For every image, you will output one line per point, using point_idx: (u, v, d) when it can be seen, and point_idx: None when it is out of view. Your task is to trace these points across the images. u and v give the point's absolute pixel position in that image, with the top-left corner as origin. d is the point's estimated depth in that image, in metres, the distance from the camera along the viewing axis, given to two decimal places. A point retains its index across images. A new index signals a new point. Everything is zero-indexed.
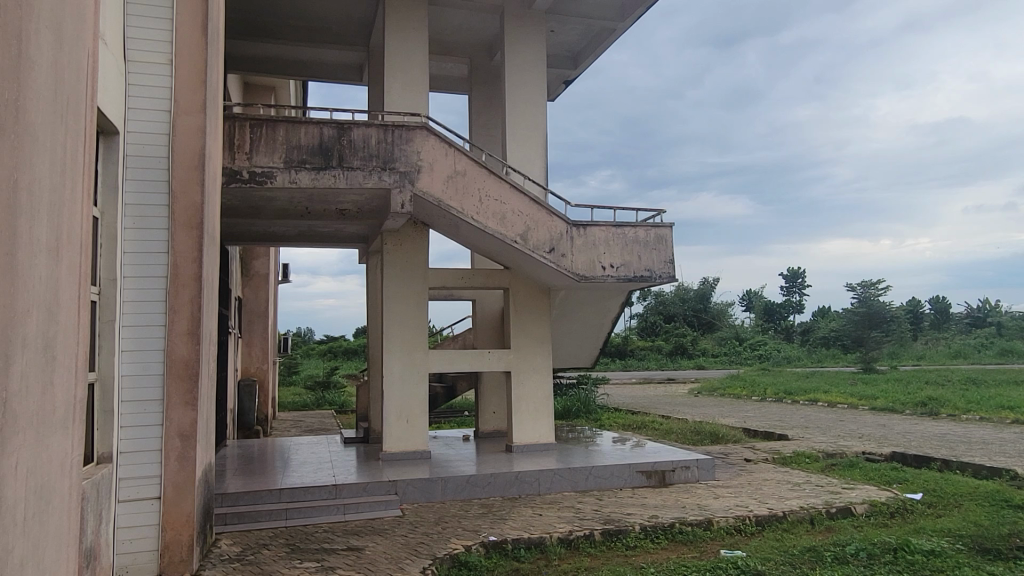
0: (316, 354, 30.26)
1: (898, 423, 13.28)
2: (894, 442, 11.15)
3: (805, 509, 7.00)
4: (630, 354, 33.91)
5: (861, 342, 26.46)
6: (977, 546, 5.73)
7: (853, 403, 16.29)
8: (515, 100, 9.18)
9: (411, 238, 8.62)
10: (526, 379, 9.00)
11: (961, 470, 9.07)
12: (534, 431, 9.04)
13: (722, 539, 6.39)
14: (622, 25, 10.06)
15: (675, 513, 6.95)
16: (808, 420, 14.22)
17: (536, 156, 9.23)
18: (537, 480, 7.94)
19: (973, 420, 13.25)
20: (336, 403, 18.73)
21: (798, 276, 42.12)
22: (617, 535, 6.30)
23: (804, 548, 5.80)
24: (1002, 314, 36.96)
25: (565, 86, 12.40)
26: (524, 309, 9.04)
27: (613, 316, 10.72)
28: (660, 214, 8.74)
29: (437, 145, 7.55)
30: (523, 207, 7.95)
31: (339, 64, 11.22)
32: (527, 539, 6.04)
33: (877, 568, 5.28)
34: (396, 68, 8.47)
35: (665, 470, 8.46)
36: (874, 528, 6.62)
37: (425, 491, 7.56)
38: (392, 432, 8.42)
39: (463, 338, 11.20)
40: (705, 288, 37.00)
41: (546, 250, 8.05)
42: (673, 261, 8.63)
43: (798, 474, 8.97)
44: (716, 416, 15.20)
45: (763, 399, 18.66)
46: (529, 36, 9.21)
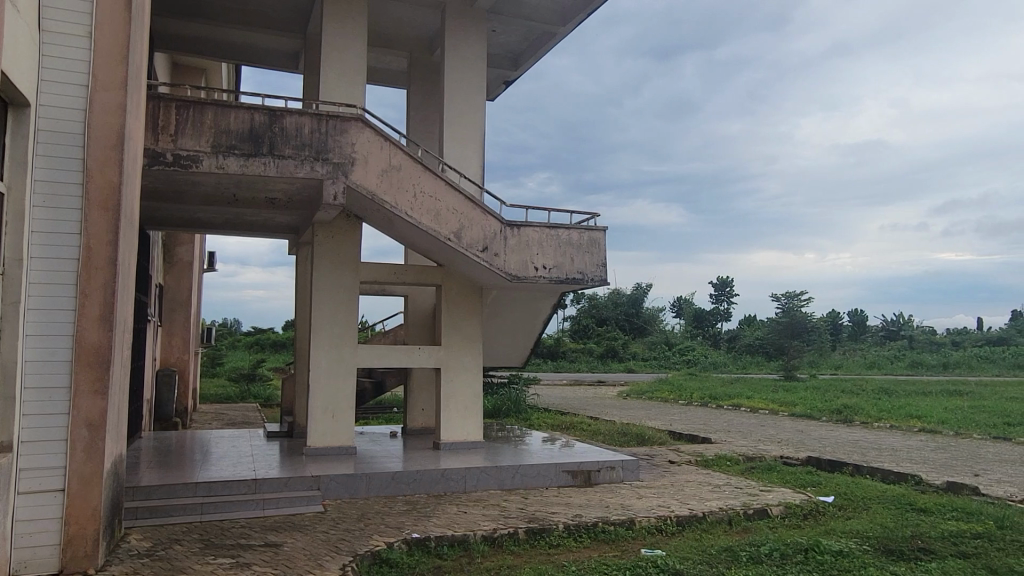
0: (242, 346, 29.47)
1: (815, 429, 13.79)
2: (811, 447, 11.57)
3: (724, 511, 7.19)
4: (562, 356, 34.17)
5: (783, 350, 27.41)
6: (882, 547, 5.98)
7: (774, 408, 16.86)
8: (454, 97, 9.12)
9: (343, 230, 8.44)
10: (456, 377, 8.95)
11: (871, 475, 9.48)
12: (462, 429, 9.00)
13: (643, 539, 6.49)
14: (563, 30, 10.15)
15: (598, 512, 7.02)
16: (731, 424, 14.62)
17: (473, 155, 9.20)
18: (463, 478, 7.91)
19: (883, 427, 13.91)
20: (261, 397, 18.25)
21: (727, 285, 43.35)
22: (540, 534, 6.32)
23: (721, 548, 5.95)
24: (914, 328, 39.00)
25: (505, 87, 12.42)
26: (457, 307, 8.99)
27: (545, 316, 10.78)
28: (594, 218, 8.84)
29: (372, 138, 7.44)
30: (457, 205, 7.91)
31: (275, 50, 10.91)
32: (450, 536, 5.99)
33: (789, 568, 5.45)
34: (333, 57, 8.30)
35: (591, 470, 8.54)
36: (787, 529, 6.85)
37: (348, 487, 7.42)
38: (316, 426, 8.24)
39: (393, 334, 11.07)
40: (638, 293, 37.72)
41: (479, 249, 8.02)
42: (605, 265, 8.74)
43: (719, 477, 9.19)
44: (643, 418, 15.49)
45: (689, 403, 19.15)
46: (470, 34, 9.17)
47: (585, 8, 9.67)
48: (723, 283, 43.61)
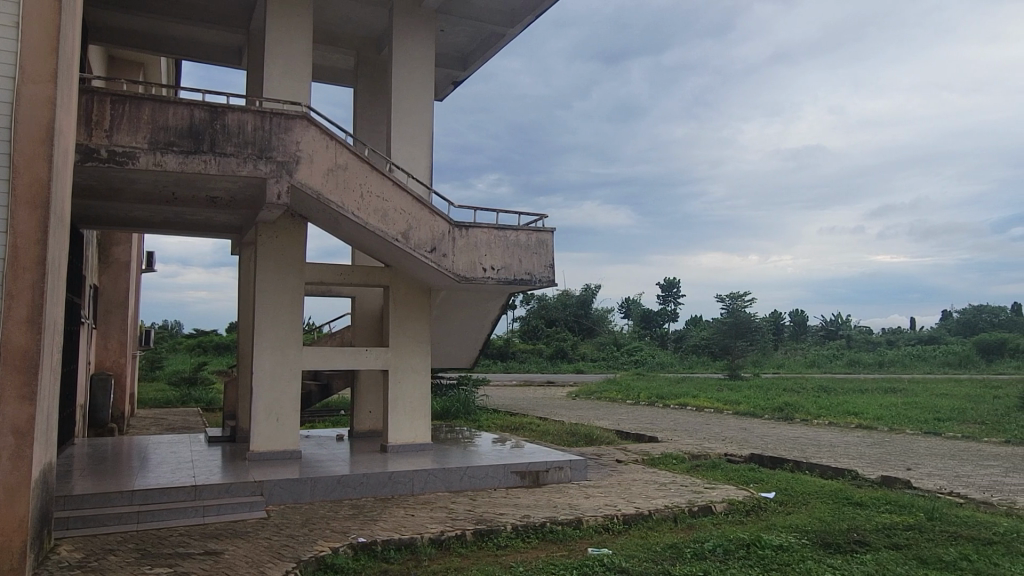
0: (183, 348, 28.66)
1: (757, 427, 14.14)
2: (753, 444, 11.86)
3: (669, 508, 7.30)
4: (512, 356, 34.23)
5: (727, 350, 28.01)
6: (820, 541, 6.16)
7: (718, 407, 17.23)
8: (402, 97, 9.04)
9: (288, 231, 8.28)
10: (404, 379, 8.86)
11: (810, 470, 9.74)
12: (409, 431, 8.92)
13: (590, 538, 6.54)
14: (512, 31, 10.18)
15: (546, 512, 7.05)
16: (677, 423, 14.85)
17: (420, 155, 9.15)
18: (411, 481, 7.84)
19: (822, 424, 14.34)
20: (203, 400, 17.79)
21: (674, 286, 44.10)
22: (488, 535, 6.31)
23: (666, 545, 6.04)
24: (852, 328, 40.34)
25: (453, 87, 12.38)
26: (404, 308, 8.91)
27: (494, 317, 10.78)
28: (542, 219, 8.88)
29: (318, 137, 7.31)
30: (405, 205, 7.84)
31: (216, 45, 10.64)
32: (397, 540, 5.94)
33: (732, 563, 5.57)
34: (277, 54, 8.13)
35: (539, 470, 8.57)
36: (730, 525, 7.00)
37: (293, 492, 7.28)
38: (260, 431, 8.06)
39: (340, 336, 10.92)
40: (587, 294, 38.08)
41: (427, 250, 7.97)
42: (553, 266, 8.79)
43: (665, 475, 9.33)
44: (591, 418, 15.64)
45: (636, 402, 19.42)
46: (418, 33, 9.10)
47: (533, 10, 9.72)
48: (670, 284, 44.31)
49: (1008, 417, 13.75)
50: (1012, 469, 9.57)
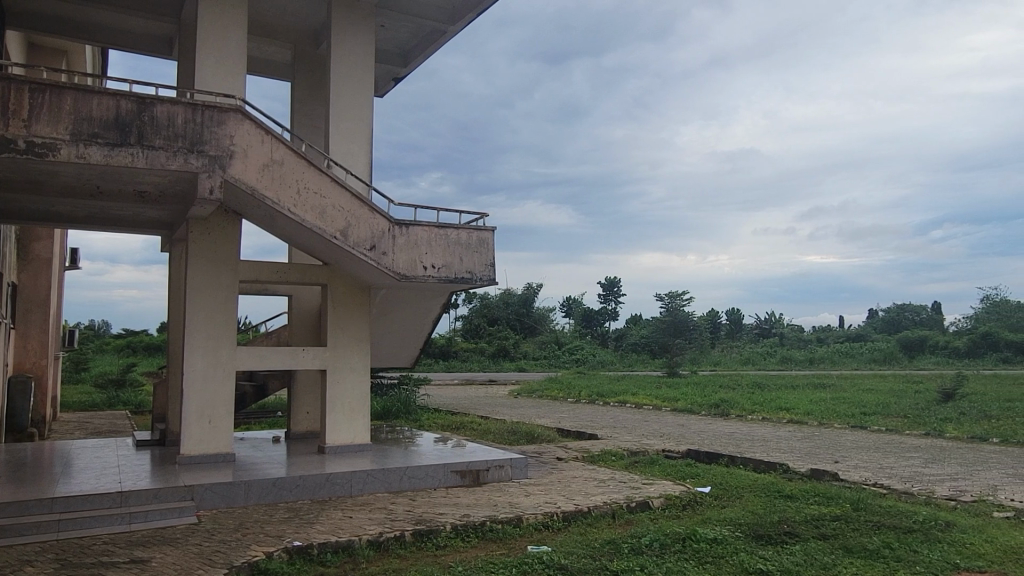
0: (111, 349, 27.54)
1: (694, 423, 14.46)
2: (690, 440, 12.11)
3: (608, 505, 7.38)
4: (454, 356, 34.11)
5: (666, 349, 28.57)
6: (752, 533, 6.33)
7: (656, 404, 17.55)
8: (341, 92, 8.89)
9: (221, 227, 8.03)
10: (343, 379, 8.72)
11: (744, 465, 10.00)
12: (348, 432, 8.79)
13: (530, 535, 6.56)
14: (453, 29, 10.14)
15: (486, 511, 7.05)
16: (616, 420, 15.04)
17: (360, 151, 9.03)
18: (349, 482, 7.72)
19: (756, 419, 14.77)
20: (132, 403, 17.15)
21: (615, 285, 44.71)
22: (427, 535, 6.26)
23: (605, 541, 6.10)
24: (784, 326, 41.69)
25: (394, 83, 12.26)
26: (343, 306, 8.75)
27: (434, 316, 10.72)
28: (482, 217, 8.87)
29: (253, 130, 7.13)
30: (344, 202, 7.71)
31: (145, 35, 10.27)
32: (334, 542, 5.83)
33: (668, 557, 5.67)
34: (209, 44, 7.88)
35: (479, 470, 8.56)
36: (666, 520, 7.13)
37: (225, 496, 7.07)
38: (191, 434, 7.81)
39: (276, 335, 10.69)
40: (529, 293, 38.35)
41: (366, 248, 7.85)
42: (494, 265, 8.79)
43: (604, 472, 9.43)
44: (533, 416, 15.74)
45: (577, 400, 19.62)
46: (357, 28, 8.96)
47: (475, 8, 9.70)
48: (610, 284, 44.91)
49: (928, 411, 14.42)
50: (931, 460, 10.04)
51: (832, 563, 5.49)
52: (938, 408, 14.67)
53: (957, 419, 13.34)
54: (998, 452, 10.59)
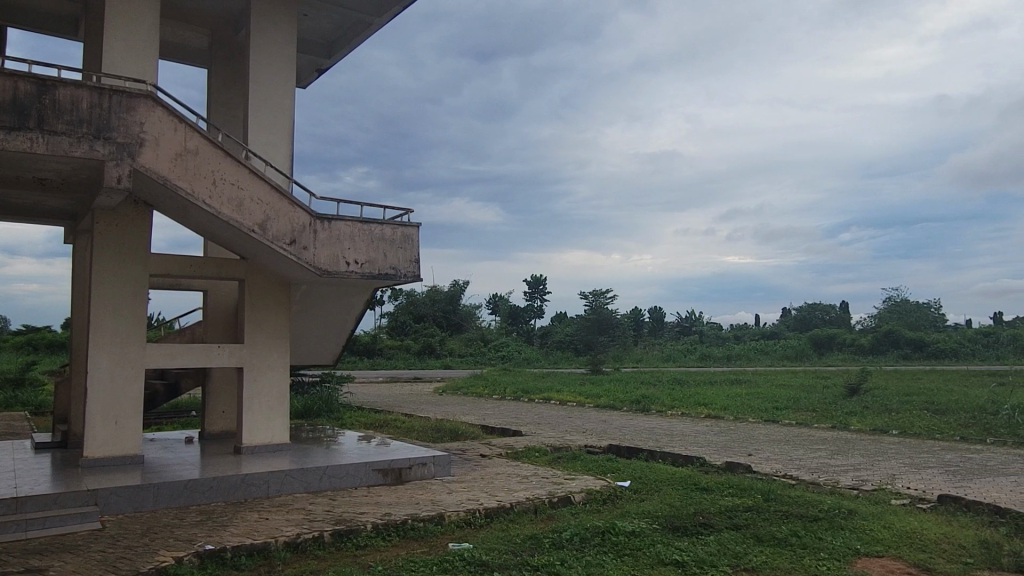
0: (9, 348, 25.84)
1: (616, 419, 14.74)
2: (612, 435, 12.34)
3: (529, 500, 7.42)
4: (379, 353, 33.65)
5: (590, 346, 29.02)
6: (669, 525, 6.50)
7: (580, 400, 17.82)
8: (260, 81, 8.63)
9: (130, 218, 7.66)
10: (261, 377, 8.46)
11: (663, 459, 10.26)
12: (266, 432, 8.55)
13: (452, 533, 6.55)
14: (378, 21, 9.98)
15: (407, 509, 6.98)
16: (540, 417, 15.18)
17: (280, 143, 8.79)
18: (266, 483, 7.50)
19: (675, 415, 15.18)
20: (31, 404, 16.18)
21: (541, 283, 45.08)
22: (347, 535, 6.14)
23: (526, 537, 6.14)
24: (704, 324, 43.04)
25: (317, 75, 11.98)
26: (261, 303, 8.49)
27: (357, 313, 10.54)
28: (407, 213, 8.79)
29: (165, 118, 6.83)
30: (262, 194, 7.48)
31: (47, 14, 9.69)
32: (248, 545, 5.65)
33: (587, 551, 5.76)
34: (117, 26, 7.50)
35: (401, 467, 8.47)
36: (587, 514, 7.23)
37: (132, 500, 6.76)
38: (96, 435, 7.42)
39: (190, 332, 10.30)
40: (455, 290, 38.31)
41: (286, 242, 7.65)
42: (418, 261, 8.73)
43: (527, 468, 9.50)
44: (458, 413, 15.70)
45: (502, 397, 19.70)
46: (278, 16, 8.70)
47: (401, 1, 9.57)
48: (536, 281, 45.19)
49: (834, 405, 15.14)
50: (836, 452, 10.56)
51: (744, 551, 5.69)
52: (844, 402, 15.44)
53: (860, 413, 14.07)
54: (897, 444, 11.23)
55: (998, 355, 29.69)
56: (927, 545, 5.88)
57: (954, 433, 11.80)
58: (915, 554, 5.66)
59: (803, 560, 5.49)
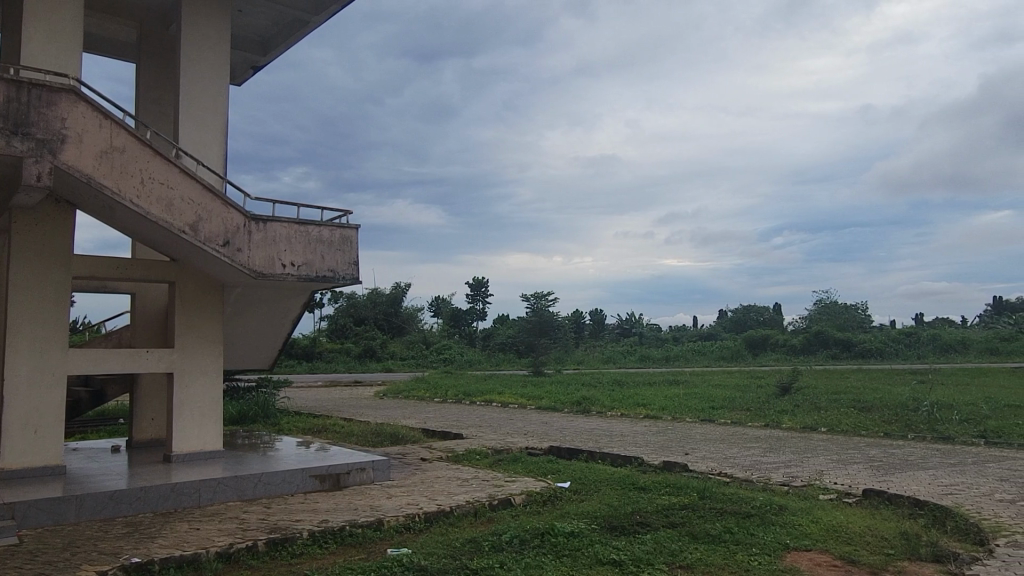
0: None
1: (557, 421, 14.84)
2: (552, 437, 12.43)
3: (469, 504, 7.40)
4: (318, 356, 33.09)
5: (532, 348, 29.17)
6: (607, 525, 6.57)
7: (522, 403, 17.89)
8: (192, 78, 8.37)
9: (51, 217, 7.32)
10: (192, 383, 8.20)
11: (602, 459, 10.37)
12: (197, 439, 8.30)
13: (390, 538, 6.48)
14: (316, 20, 9.81)
15: (345, 516, 6.86)
16: (481, 419, 15.16)
17: (213, 142, 8.55)
18: (197, 492, 7.28)
19: (615, 416, 15.38)
20: None
21: (483, 286, 45.09)
22: (282, 544, 6.01)
23: (465, 540, 6.12)
24: (644, 326, 43.79)
25: (253, 72, 11.71)
26: (193, 306, 8.23)
27: (294, 316, 10.35)
28: (346, 215, 8.66)
29: (89, 114, 6.55)
30: (194, 194, 7.26)
31: None
32: (178, 557, 5.47)
33: (526, 553, 5.77)
34: (37, 17, 7.17)
35: (339, 473, 8.34)
36: (527, 516, 7.25)
37: (53, 513, 6.46)
38: (13, 446, 7.05)
39: (117, 337, 9.92)
40: (396, 292, 38.02)
41: (218, 244, 7.43)
42: (357, 263, 8.61)
43: (467, 471, 9.48)
44: (398, 417, 15.55)
45: (443, 401, 19.60)
46: (210, 11, 8.46)
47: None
48: (479, 284, 45.18)
49: (767, 404, 15.60)
50: (768, 450, 10.87)
51: (679, 549, 5.81)
52: (776, 402, 15.91)
53: (792, 411, 14.53)
54: (826, 441, 11.63)
55: (920, 355, 31.11)
56: (852, 538, 6.11)
57: (878, 429, 12.30)
58: (841, 547, 5.87)
59: (736, 556, 5.63)
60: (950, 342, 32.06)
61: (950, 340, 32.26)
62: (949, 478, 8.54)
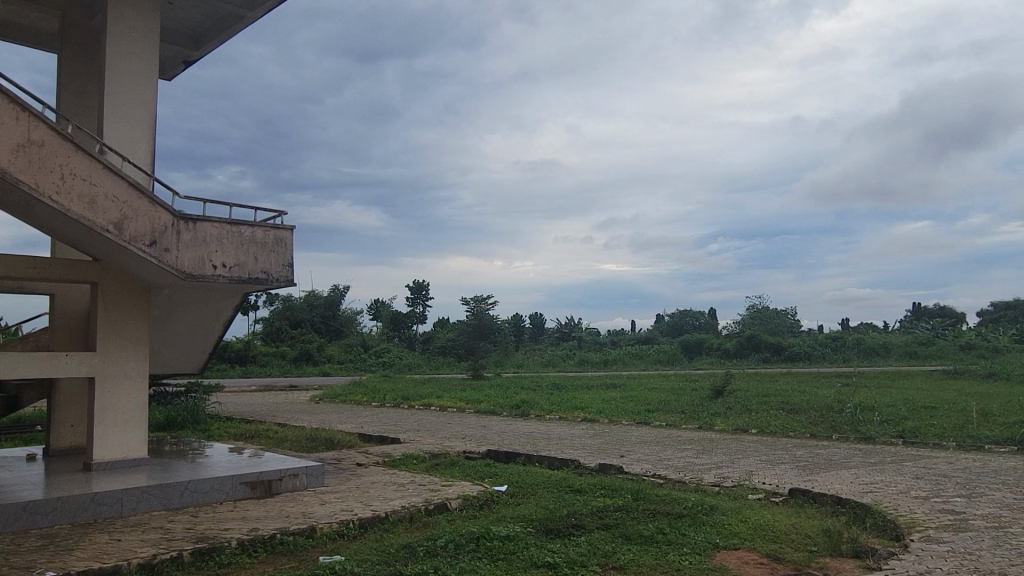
0: None
1: (495, 424, 14.85)
2: (490, 441, 12.42)
3: (405, 509, 7.32)
4: (252, 360, 32.31)
5: (472, 351, 29.12)
6: (542, 528, 6.60)
7: (460, 406, 17.83)
8: (118, 71, 8.07)
9: None
10: (115, 388, 7.87)
11: (540, 462, 10.42)
12: (120, 446, 7.99)
13: (323, 546, 6.35)
14: (251, 15, 9.57)
15: (276, 523, 6.70)
16: (419, 423, 15.04)
17: (141, 138, 8.26)
18: (119, 501, 6.99)
19: (553, 419, 15.48)
20: None
21: (423, 288, 44.79)
22: (209, 554, 5.82)
23: (400, 546, 6.05)
24: (583, 330, 44.24)
25: (185, 66, 11.36)
26: (117, 308, 7.91)
27: (225, 319, 10.08)
28: (280, 215, 8.48)
29: (4, 105, 6.23)
30: (119, 191, 6.98)
31: None
32: (96, 570, 5.24)
33: (461, 557, 5.74)
34: None
35: (271, 479, 8.14)
36: (463, 520, 7.22)
37: None
38: None
39: (35, 339, 9.47)
40: (335, 295, 37.50)
41: (145, 243, 7.16)
42: (291, 265, 8.45)
43: (404, 476, 9.38)
44: (334, 422, 15.31)
45: (381, 405, 19.38)
46: (138, 3, 8.17)
47: None
48: (419, 287, 44.89)
49: (701, 407, 15.96)
50: (701, 451, 11.11)
51: (612, 550, 5.88)
52: (710, 404, 16.29)
53: (724, 413, 14.90)
54: (756, 442, 11.97)
55: (845, 358, 32.38)
56: (778, 536, 6.30)
57: (805, 430, 12.74)
58: (768, 545, 6.04)
59: (667, 556, 5.74)
60: (873, 345, 33.49)
61: (873, 344, 33.66)
62: (869, 476, 8.89)
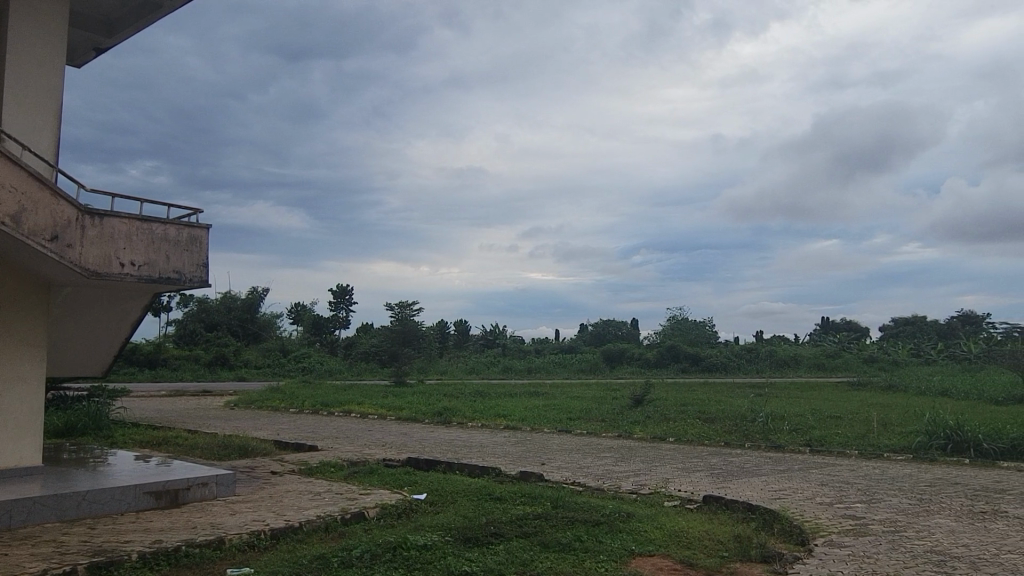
0: None
1: (417, 431, 14.67)
2: (410, 448, 12.25)
3: (320, 518, 7.12)
4: (162, 364, 30.90)
5: (396, 357, 28.78)
6: (461, 537, 6.53)
7: (381, 413, 17.55)
8: (20, 57, 7.60)
9: None
10: (7, 391, 7.37)
11: (460, 470, 10.35)
12: (12, 454, 7.46)
13: (231, 558, 6.09)
14: (169, 5, 9.20)
15: (182, 535, 6.39)
16: (338, 430, 14.71)
17: (44, 128, 7.79)
18: (8, 513, 6.53)
19: (475, 426, 15.41)
20: None
21: (346, 293, 44.00)
22: (107, 568, 5.50)
23: (314, 557, 5.88)
24: (508, 338, 44.36)
25: (96, 54, 10.81)
26: (12, 306, 7.41)
27: (134, 321, 9.60)
28: (195, 214, 8.17)
29: None
30: (18, 182, 6.53)
31: None
32: None
33: (376, 568, 5.62)
34: None
35: (178, 489, 7.78)
36: (380, 530, 7.09)
37: None
38: None
39: None
40: (253, 297, 36.50)
41: (45, 238, 6.72)
42: (206, 265, 8.15)
43: (320, 484, 9.14)
44: (249, 429, 14.83)
45: (299, 411, 18.88)
46: None
47: None
48: (343, 290, 44.11)
49: (621, 415, 16.21)
50: (620, 459, 11.28)
51: (529, 559, 5.87)
52: (629, 413, 16.56)
53: (643, 422, 15.18)
54: (673, 450, 12.24)
55: (758, 368, 33.63)
56: (691, 542, 6.44)
57: (719, 439, 13.12)
58: (681, 550, 6.17)
59: (584, 563, 5.78)
60: (785, 357, 34.89)
61: (785, 356, 35.06)
62: (777, 483, 9.23)
